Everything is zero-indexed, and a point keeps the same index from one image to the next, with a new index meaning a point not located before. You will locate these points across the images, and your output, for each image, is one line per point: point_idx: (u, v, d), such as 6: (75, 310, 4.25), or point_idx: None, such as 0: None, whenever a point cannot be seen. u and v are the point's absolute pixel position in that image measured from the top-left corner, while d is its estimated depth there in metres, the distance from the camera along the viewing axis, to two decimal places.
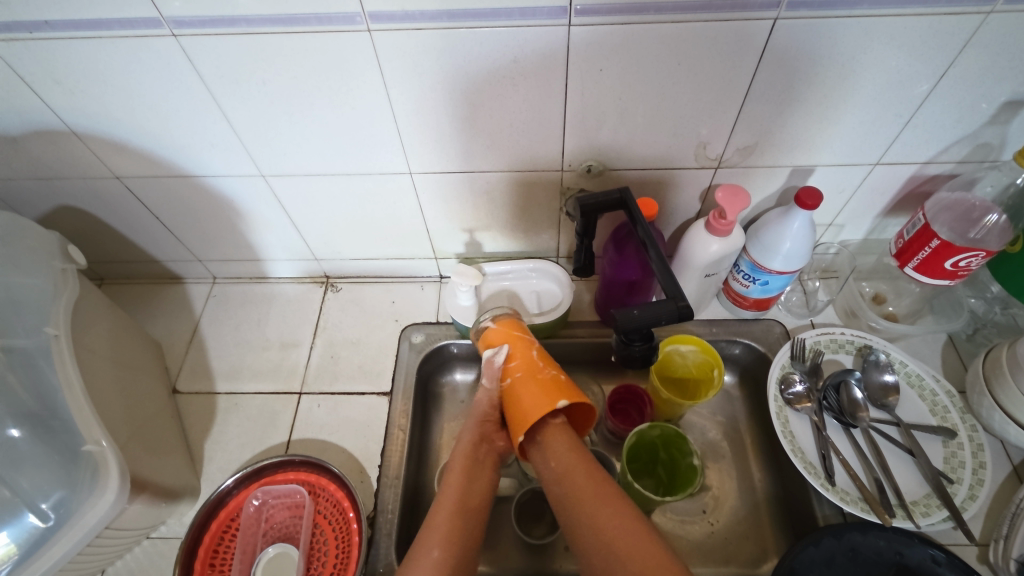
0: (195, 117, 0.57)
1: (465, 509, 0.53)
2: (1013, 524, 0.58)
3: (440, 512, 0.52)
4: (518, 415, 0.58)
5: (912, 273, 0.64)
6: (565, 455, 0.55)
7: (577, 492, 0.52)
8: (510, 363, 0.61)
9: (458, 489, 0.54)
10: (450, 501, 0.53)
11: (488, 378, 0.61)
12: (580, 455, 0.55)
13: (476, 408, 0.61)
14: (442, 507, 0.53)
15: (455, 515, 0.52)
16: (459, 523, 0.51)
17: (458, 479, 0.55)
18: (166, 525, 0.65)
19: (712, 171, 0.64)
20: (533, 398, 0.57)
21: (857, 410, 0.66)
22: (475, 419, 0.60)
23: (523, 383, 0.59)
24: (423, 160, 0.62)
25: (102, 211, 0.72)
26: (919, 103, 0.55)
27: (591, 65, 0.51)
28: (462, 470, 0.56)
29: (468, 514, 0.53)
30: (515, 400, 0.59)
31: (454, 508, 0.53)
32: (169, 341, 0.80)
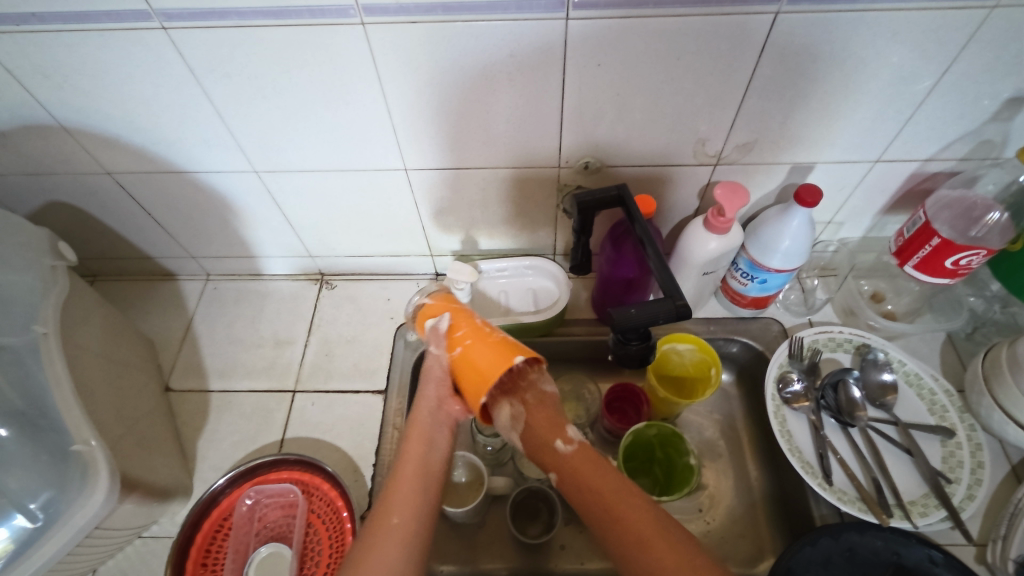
0: (186, 112, 0.56)
1: (428, 481, 0.48)
2: (1012, 524, 0.57)
3: (399, 485, 0.48)
4: (471, 378, 0.50)
5: (912, 271, 0.64)
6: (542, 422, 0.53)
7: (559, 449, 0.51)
8: (457, 330, 0.54)
9: (422, 457, 0.50)
10: (415, 468, 0.49)
11: (436, 348, 0.55)
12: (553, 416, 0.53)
13: (424, 378, 0.55)
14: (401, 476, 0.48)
15: (421, 481, 0.48)
16: (422, 493, 0.47)
17: (418, 446, 0.51)
18: (158, 524, 0.64)
19: (710, 168, 0.63)
20: (485, 355, 0.50)
21: (855, 410, 0.66)
22: (432, 385, 0.54)
23: (473, 344, 0.51)
24: (418, 156, 0.62)
25: (94, 207, 0.71)
26: (921, 99, 0.54)
27: (589, 60, 0.51)
28: (422, 444, 0.51)
29: (429, 482, 0.49)
30: (463, 368, 0.51)
31: (419, 467, 0.49)
32: (162, 339, 0.79)
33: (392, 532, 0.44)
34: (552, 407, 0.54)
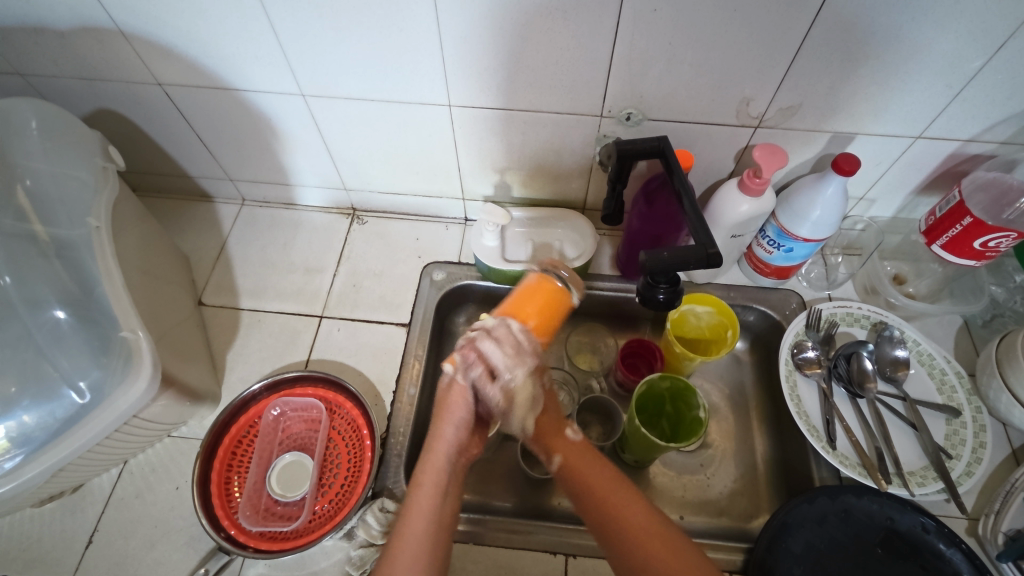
0: (241, 26, 0.57)
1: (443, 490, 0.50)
2: (1007, 500, 0.59)
3: (426, 477, 0.50)
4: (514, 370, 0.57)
5: (938, 250, 0.64)
6: (598, 476, 0.54)
7: (615, 515, 0.51)
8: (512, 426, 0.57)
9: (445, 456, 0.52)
10: (432, 476, 0.50)
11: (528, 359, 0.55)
12: (604, 474, 0.54)
13: (440, 402, 0.54)
14: (426, 471, 0.51)
15: (436, 496, 0.50)
16: (435, 512, 0.49)
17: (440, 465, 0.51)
18: (187, 427, 0.68)
19: (751, 130, 0.64)
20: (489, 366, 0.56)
21: (866, 381, 0.67)
22: (449, 425, 0.52)
23: None
24: (464, 93, 0.63)
25: (140, 118, 0.72)
26: (971, 75, 0.54)
27: (645, 5, 0.51)
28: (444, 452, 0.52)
29: (445, 499, 0.50)
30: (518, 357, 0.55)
31: (436, 489, 0.50)
32: (197, 256, 0.81)
33: (418, 547, 0.47)
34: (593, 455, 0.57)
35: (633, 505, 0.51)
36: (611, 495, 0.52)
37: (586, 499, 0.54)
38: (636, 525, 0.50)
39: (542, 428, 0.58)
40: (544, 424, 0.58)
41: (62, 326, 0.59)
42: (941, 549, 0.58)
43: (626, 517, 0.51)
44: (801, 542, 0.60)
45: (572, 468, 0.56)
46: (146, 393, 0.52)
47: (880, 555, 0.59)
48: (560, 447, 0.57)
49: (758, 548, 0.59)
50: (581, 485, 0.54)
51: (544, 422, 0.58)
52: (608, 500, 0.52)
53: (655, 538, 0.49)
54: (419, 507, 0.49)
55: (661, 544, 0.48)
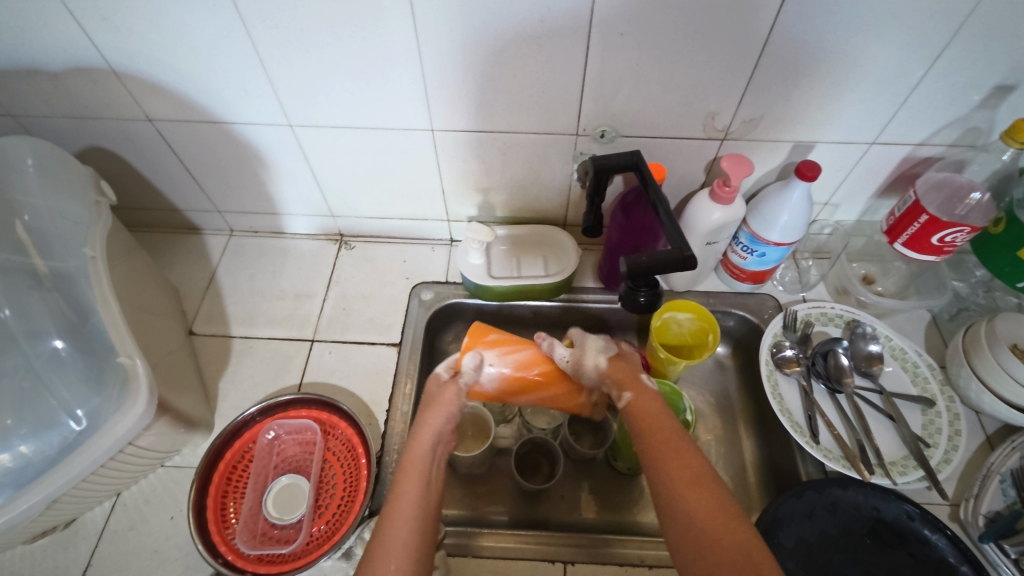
0: (232, 61, 0.60)
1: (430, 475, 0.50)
2: (984, 484, 0.62)
3: (412, 459, 0.51)
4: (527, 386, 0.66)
5: (900, 248, 0.68)
6: (657, 424, 0.53)
7: (664, 461, 0.49)
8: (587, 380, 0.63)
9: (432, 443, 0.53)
10: (417, 468, 0.50)
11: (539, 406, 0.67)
12: (668, 422, 0.53)
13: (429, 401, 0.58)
14: (411, 458, 0.51)
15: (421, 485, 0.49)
16: (422, 497, 0.48)
17: (424, 453, 0.52)
18: (180, 455, 0.68)
19: (718, 142, 0.67)
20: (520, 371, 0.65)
21: (842, 376, 0.70)
22: (438, 414, 0.55)
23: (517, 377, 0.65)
24: (446, 117, 0.66)
25: (130, 153, 0.74)
26: (915, 84, 0.59)
27: (613, 29, 0.55)
28: (430, 436, 0.53)
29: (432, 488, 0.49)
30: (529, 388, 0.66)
31: (420, 478, 0.49)
32: (186, 288, 0.82)
33: (402, 527, 0.45)
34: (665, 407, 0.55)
35: (683, 456, 0.48)
36: (665, 441, 0.50)
37: (643, 448, 0.52)
38: (686, 481, 0.46)
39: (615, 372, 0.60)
40: (620, 370, 0.60)
41: (61, 355, 0.60)
42: (926, 535, 0.60)
43: (677, 470, 0.47)
44: (792, 537, 0.61)
45: (638, 411, 0.55)
46: (143, 417, 0.53)
47: (869, 545, 0.61)
48: (632, 387, 0.58)
49: None
50: (642, 426, 0.53)
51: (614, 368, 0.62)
52: (664, 450, 0.50)
53: (699, 490, 0.46)
54: (406, 483, 0.49)
55: (706, 496, 0.45)
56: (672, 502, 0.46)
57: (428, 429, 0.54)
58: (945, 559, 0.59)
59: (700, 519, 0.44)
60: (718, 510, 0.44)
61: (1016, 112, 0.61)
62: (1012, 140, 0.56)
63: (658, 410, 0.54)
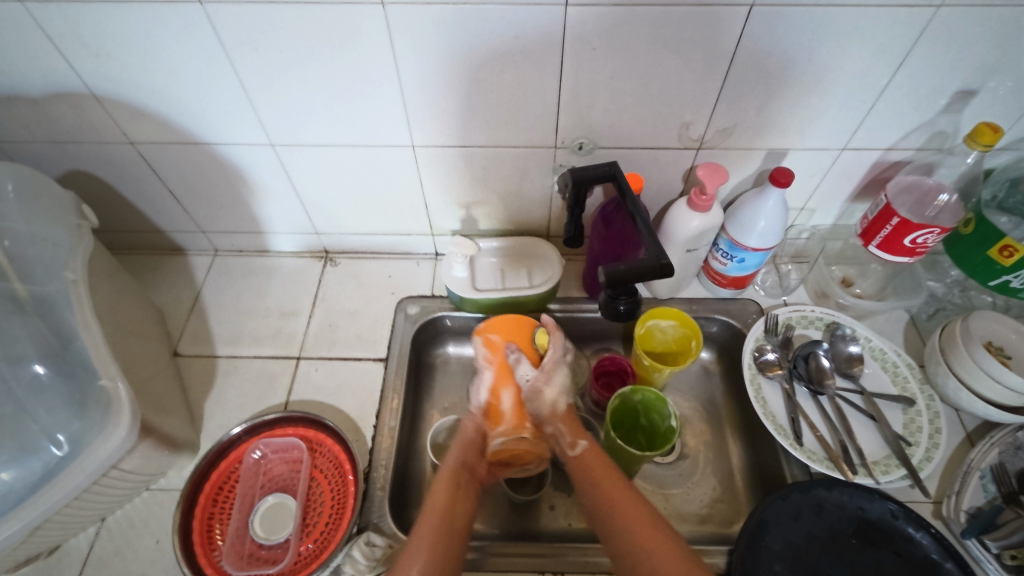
0: (213, 83, 0.61)
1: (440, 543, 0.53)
2: (965, 481, 0.63)
3: (421, 531, 0.54)
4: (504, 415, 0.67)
5: (875, 250, 0.69)
6: (606, 474, 0.60)
7: (619, 513, 0.56)
8: (541, 414, 0.67)
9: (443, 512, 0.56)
10: (429, 535, 0.54)
11: (499, 436, 0.65)
12: (615, 473, 0.60)
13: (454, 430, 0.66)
14: (421, 531, 0.54)
15: (439, 518, 0.56)
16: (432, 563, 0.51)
17: (432, 523, 0.55)
18: (165, 478, 0.67)
19: (693, 152, 0.69)
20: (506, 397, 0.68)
21: (824, 378, 0.71)
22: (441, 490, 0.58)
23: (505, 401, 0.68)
24: (426, 134, 0.67)
25: (112, 176, 0.74)
26: (881, 90, 0.61)
27: (585, 44, 0.56)
28: (438, 507, 0.57)
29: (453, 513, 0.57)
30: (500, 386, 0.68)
31: (439, 512, 0.56)
32: (171, 309, 0.82)
33: None
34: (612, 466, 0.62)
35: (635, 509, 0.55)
36: (620, 495, 0.57)
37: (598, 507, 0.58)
38: (641, 528, 0.53)
39: (567, 422, 0.66)
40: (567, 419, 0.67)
41: (42, 380, 0.59)
42: (911, 533, 0.61)
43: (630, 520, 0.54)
44: (779, 539, 0.62)
45: (585, 463, 0.62)
46: (126, 440, 0.53)
47: (854, 545, 0.62)
48: (583, 437, 0.64)
49: (740, 546, 0.60)
50: (593, 480, 0.60)
51: (570, 417, 0.67)
52: (614, 500, 0.57)
53: (653, 534, 0.53)
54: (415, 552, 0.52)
55: (657, 540, 0.52)
56: (631, 549, 0.53)
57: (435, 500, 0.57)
58: (929, 556, 0.59)
59: (655, 564, 0.50)
60: (667, 553, 0.51)
61: (979, 115, 0.63)
62: (975, 143, 0.58)
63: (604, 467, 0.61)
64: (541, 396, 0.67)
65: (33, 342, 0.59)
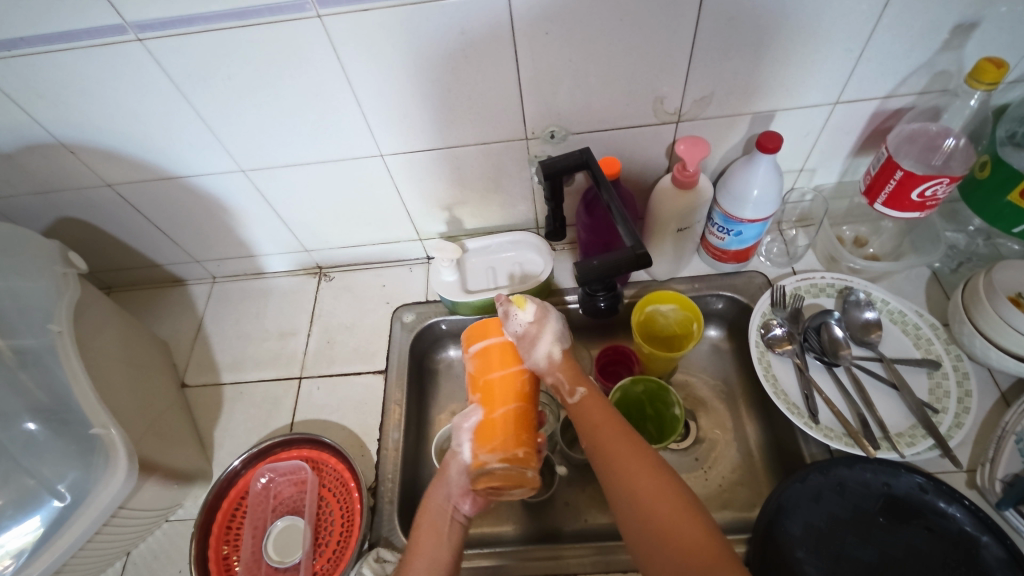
0: (171, 118, 0.60)
1: (445, 525, 0.54)
2: (999, 446, 0.58)
3: (427, 510, 0.56)
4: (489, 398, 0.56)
5: (881, 208, 0.65)
6: (607, 423, 0.54)
7: (615, 458, 0.51)
8: (540, 368, 0.58)
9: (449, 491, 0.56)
10: (433, 522, 0.55)
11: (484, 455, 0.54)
12: (615, 417, 0.55)
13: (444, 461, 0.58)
14: (427, 511, 0.56)
15: (437, 536, 0.54)
16: (437, 550, 0.53)
17: (438, 509, 0.55)
18: (183, 508, 0.69)
19: (673, 125, 0.65)
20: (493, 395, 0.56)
21: (838, 349, 0.67)
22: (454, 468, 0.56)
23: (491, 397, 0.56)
24: (393, 142, 0.65)
25: (99, 219, 0.76)
26: (868, 35, 0.55)
27: (537, 30, 0.53)
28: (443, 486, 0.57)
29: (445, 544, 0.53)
30: (495, 358, 0.58)
31: (437, 530, 0.54)
32: (175, 340, 0.83)
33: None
34: (610, 406, 0.56)
35: (644, 466, 0.49)
36: (617, 440, 0.52)
37: (592, 441, 0.54)
38: (632, 468, 0.49)
39: (566, 369, 0.59)
40: (563, 368, 0.59)
41: (35, 437, 0.60)
42: (942, 507, 0.57)
43: (623, 463, 0.50)
44: (800, 524, 0.59)
45: (585, 409, 0.56)
46: (126, 483, 0.55)
47: (883, 524, 0.58)
48: (580, 386, 0.58)
49: (758, 533, 0.57)
50: (591, 425, 0.55)
51: (567, 365, 0.59)
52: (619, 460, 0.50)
53: (654, 485, 0.48)
54: (421, 534, 0.54)
55: (659, 492, 0.47)
56: (619, 487, 0.49)
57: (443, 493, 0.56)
58: (964, 530, 0.56)
59: (646, 507, 0.46)
60: (663, 496, 0.47)
61: (984, 49, 0.57)
62: (977, 82, 0.53)
63: (601, 408, 0.56)
64: (536, 347, 0.58)
65: (33, 394, 0.60)
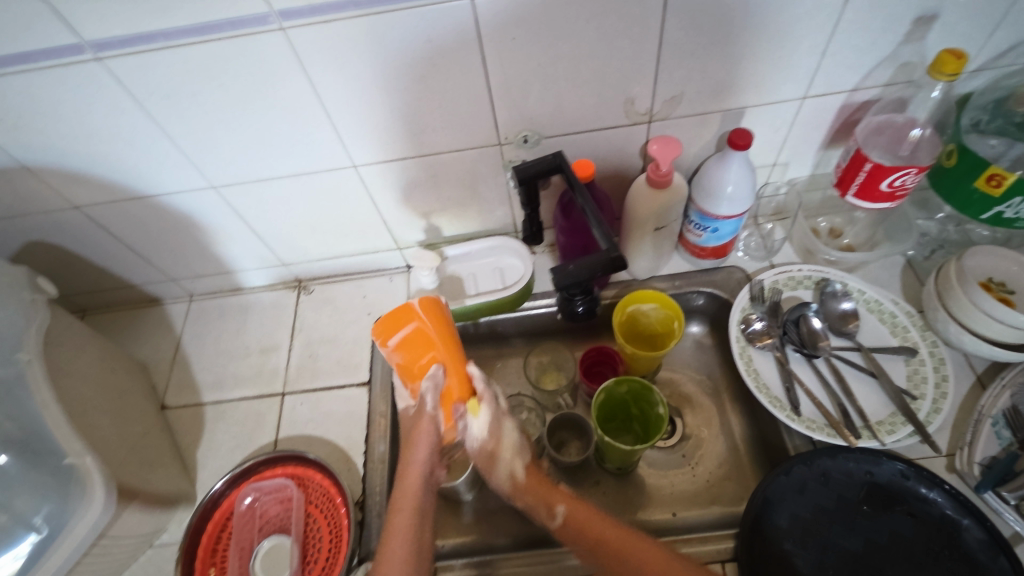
0: (137, 137, 0.59)
1: (420, 510, 0.54)
2: (977, 430, 0.60)
3: (404, 491, 0.55)
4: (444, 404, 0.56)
5: (853, 200, 0.65)
6: (604, 526, 0.54)
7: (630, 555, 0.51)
8: (506, 487, 0.59)
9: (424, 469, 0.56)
10: (409, 499, 0.54)
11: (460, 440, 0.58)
12: (606, 518, 0.55)
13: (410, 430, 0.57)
14: (405, 491, 0.55)
15: (414, 518, 0.53)
16: (414, 531, 0.52)
17: (415, 485, 0.55)
18: (167, 533, 0.68)
19: (645, 126, 0.65)
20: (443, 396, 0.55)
21: (817, 340, 0.68)
22: (421, 449, 0.56)
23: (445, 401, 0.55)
24: (365, 152, 0.64)
25: (68, 241, 0.74)
26: (832, 30, 0.56)
27: (504, 36, 0.53)
28: (416, 471, 0.56)
29: (423, 520, 0.54)
30: (414, 348, 0.54)
31: (414, 512, 0.53)
32: (154, 361, 0.82)
33: (396, 563, 0.49)
34: (596, 509, 0.57)
35: (657, 556, 0.50)
36: (625, 538, 0.52)
37: (597, 556, 0.53)
38: (650, 560, 0.50)
39: (535, 488, 0.59)
40: (531, 481, 0.59)
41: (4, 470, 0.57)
42: (923, 492, 0.58)
43: (638, 557, 0.50)
44: (786, 516, 0.59)
45: (575, 521, 0.56)
46: (105, 509, 0.56)
47: (867, 512, 0.59)
48: (559, 498, 0.58)
49: (745, 528, 0.57)
50: (589, 535, 0.54)
51: (533, 476, 0.60)
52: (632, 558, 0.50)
53: (680, 575, 0.48)
54: (398, 516, 0.53)
55: None
56: None
57: (415, 471, 0.56)
58: (945, 514, 0.57)
59: None
60: None
61: (945, 39, 0.58)
62: (939, 73, 0.54)
63: (591, 514, 0.56)
64: (497, 472, 0.59)
65: None
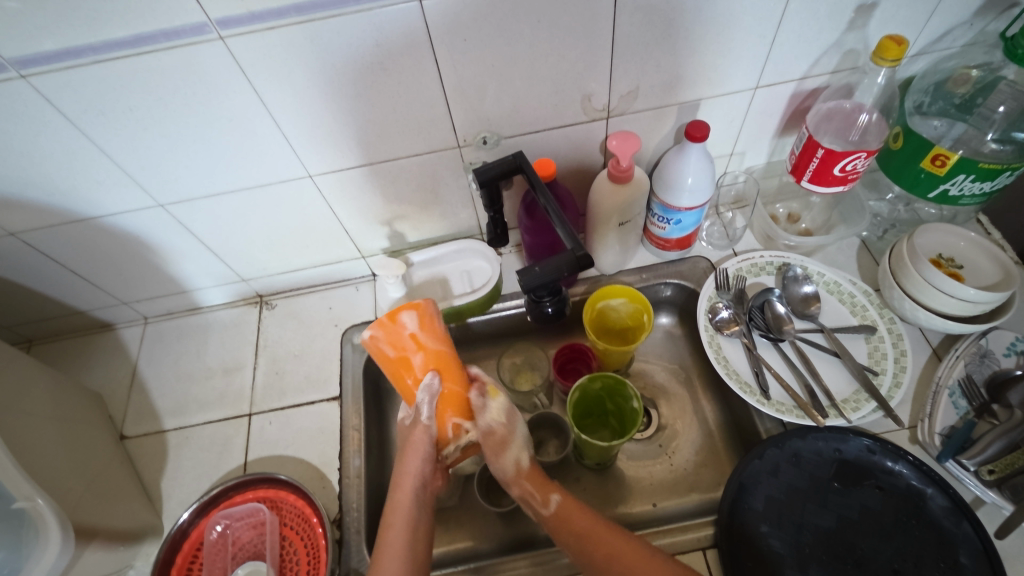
0: (73, 157, 0.56)
1: (415, 528, 0.53)
2: (935, 402, 0.62)
3: (397, 505, 0.54)
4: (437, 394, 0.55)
5: (807, 185, 0.67)
6: (594, 525, 0.54)
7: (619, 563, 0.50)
8: (507, 473, 0.58)
9: (417, 483, 0.55)
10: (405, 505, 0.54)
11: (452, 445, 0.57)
12: (602, 520, 0.54)
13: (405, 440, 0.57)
14: (396, 503, 0.54)
15: (407, 535, 0.52)
16: (410, 547, 0.51)
17: (407, 502, 0.54)
18: (134, 569, 0.65)
19: (603, 121, 0.65)
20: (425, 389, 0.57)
21: (782, 325, 0.70)
22: (416, 457, 0.55)
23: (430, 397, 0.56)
24: (321, 161, 0.62)
25: (5, 269, 0.70)
26: (778, 21, 0.57)
27: (455, 38, 0.52)
28: (413, 481, 0.55)
29: (416, 538, 0.53)
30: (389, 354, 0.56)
31: (407, 528, 0.53)
32: (108, 390, 0.78)
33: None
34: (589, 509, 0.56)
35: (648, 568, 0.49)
36: (618, 542, 0.52)
37: (585, 555, 0.52)
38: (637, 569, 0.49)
39: (532, 480, 0.58)
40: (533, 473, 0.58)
41: None
42: (889, 466, 0.60)
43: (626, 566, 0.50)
44: (762, 499, 0.60)
45: (564, 517, 0.55)
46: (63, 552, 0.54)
47: (838, 489, 0.60)
48: (556, 489, 0.57)
49: (722, 513, 0.59)
50: (576, 530, 0.54)
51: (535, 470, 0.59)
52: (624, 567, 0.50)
53: None
54: (388, 534, 0.52)
55: None
56: None
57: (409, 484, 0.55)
58: (911, 485, 0.59)
59: None
60: None
61: (886, 26, 0.60)
62: (882, 60, 0.55)
63: (581, 512, 0.55)
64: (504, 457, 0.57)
65: None
